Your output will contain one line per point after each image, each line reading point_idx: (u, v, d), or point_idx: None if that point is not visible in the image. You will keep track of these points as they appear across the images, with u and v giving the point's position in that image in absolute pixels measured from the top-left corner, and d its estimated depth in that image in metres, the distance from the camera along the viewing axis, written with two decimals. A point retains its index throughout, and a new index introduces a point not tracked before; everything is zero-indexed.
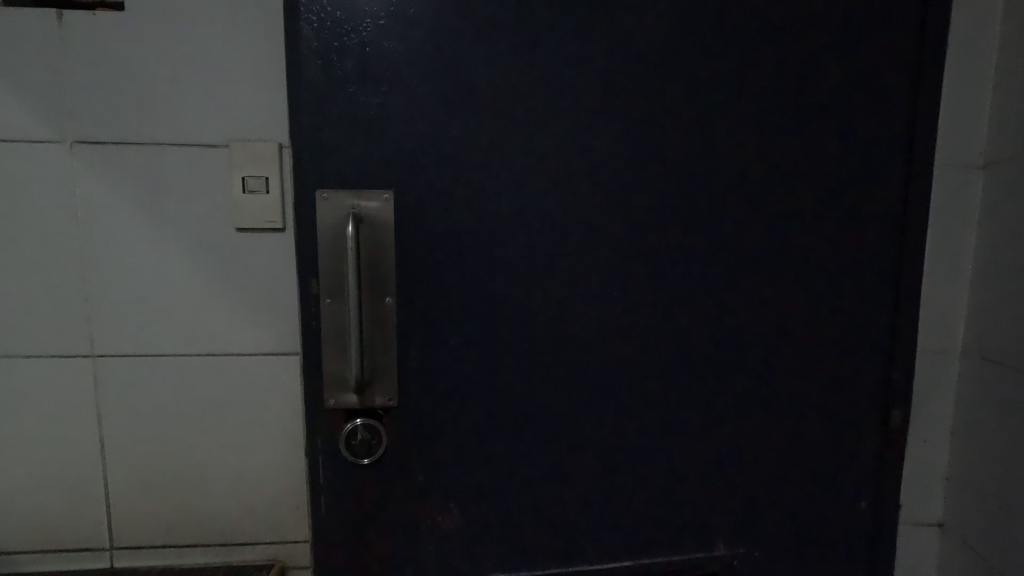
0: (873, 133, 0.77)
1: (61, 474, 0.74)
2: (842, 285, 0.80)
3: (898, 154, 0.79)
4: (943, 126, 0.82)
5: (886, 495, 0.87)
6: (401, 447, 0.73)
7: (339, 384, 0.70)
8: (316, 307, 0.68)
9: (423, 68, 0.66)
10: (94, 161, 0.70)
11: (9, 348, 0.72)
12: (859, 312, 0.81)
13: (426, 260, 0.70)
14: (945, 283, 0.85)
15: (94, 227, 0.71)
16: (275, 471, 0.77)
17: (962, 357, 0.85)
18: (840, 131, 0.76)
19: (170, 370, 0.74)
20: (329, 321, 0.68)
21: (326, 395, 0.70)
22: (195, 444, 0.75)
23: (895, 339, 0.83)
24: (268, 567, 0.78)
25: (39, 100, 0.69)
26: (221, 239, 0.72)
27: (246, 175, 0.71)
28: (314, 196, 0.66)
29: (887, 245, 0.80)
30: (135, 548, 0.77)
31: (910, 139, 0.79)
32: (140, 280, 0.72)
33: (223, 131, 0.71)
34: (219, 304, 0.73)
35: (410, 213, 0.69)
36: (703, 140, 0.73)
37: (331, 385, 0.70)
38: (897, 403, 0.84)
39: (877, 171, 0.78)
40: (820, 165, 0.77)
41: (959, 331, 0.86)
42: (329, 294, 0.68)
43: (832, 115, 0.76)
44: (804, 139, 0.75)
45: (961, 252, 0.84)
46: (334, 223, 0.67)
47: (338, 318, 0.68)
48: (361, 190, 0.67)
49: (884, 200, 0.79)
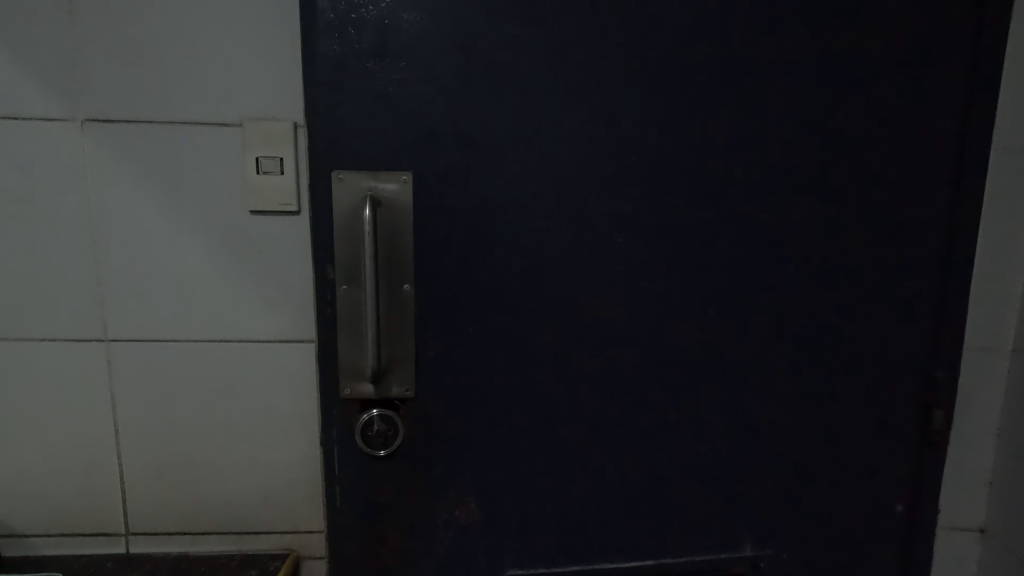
0: (925, 115, 0.72)
1: (77, 459, 0.74)
2: (886, 278, 0.75)
3: (951, 137, 0.73)
4: (1004, 107, 0.76)
5: (925, 500, 0.83)
6: (418, 439, 0.71)
7: (354, 373, 0.68)
8: (332, 293, 0.65)
9: (443, 42, 0.62)
10: (105, 140, 0.68)
11: (24, 332, 0.71)
12: (904, 307, 0.76)
13: (447, 245, 0.67)
14: (999, 276, 0.79)
15: (106, 208, 0.69)
16: (290, 459, 0.76)
17: (1013, 355, 0.80)
18: (890, 111, 0.71)
19: (184, 357, 0.72)
20: (345, 308, 0.66)
21: (342, 384, 0.68)
22: (210, 432, 0.74)
23: (941, 335, 0.78)
24: (283, 556, 0.76)
25: (50, 78, 0.67)
26: (235, 222, 0.70)
27: (260, 155, 0.68)
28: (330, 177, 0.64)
29: (936, 236, 0.75)
30: (150, 534, 0.76)
31: (965, 121, 0.73)
32: (153, 264, 0.70)
33: (236, 109, 0.68)
34: (232, 289, 0.71)
35: (432, 195, 0.65)
36: (741, 121, 0.68)
37: (347, 375, 0.67)
38: (941, 403, 0.80)
39: (929, 156, 0.73)
40: (869, 149, 0.71)
41: (1012, 328, 0.80)
42: (344, 280, 0.65)
43: (882, 94, 0.70)
44: (850, 121, 0.70)
45: (1016, 244, 0.78)
46: (349, 207, 0.64)
47: (354, 304, 0.66)
48: (379, 171, 0.64)
49: (936, 187, 0.74)
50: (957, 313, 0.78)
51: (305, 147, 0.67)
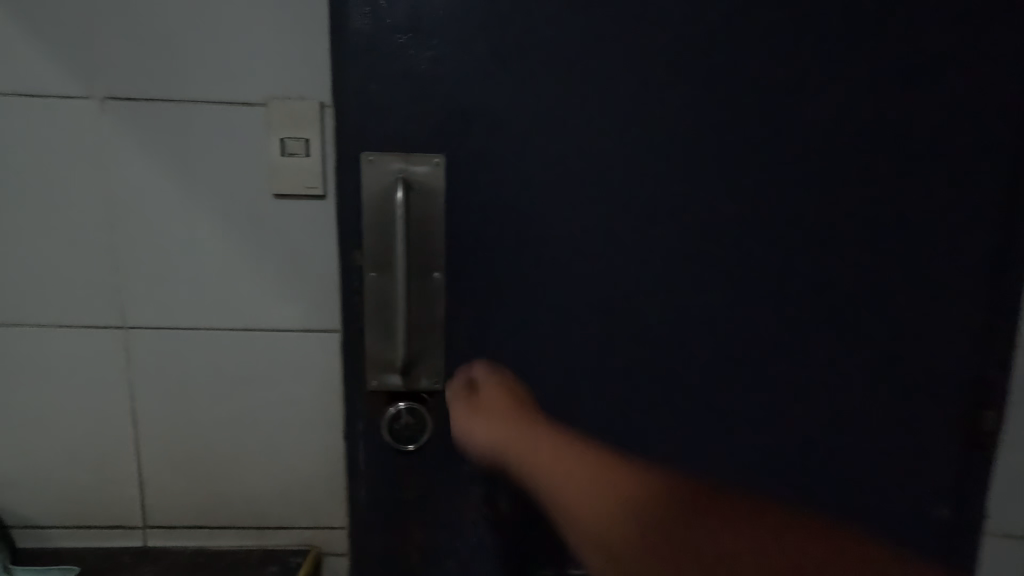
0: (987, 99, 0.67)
1: (94, 449, 0.72)
2: (938, 272, 0.71)
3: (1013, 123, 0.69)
4: None
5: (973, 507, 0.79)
6: (445, 434, 0.68)
7: (381, 364, 0.65)
8: (360, 280, 0.63)
9: (478, 17, 0.59)
10: (125, 119, 0.65)
11: (41, 318, 0.69)
12: (956, 303, 0.72)
13: (480, 231, 0.64)
14: None
15: (126, 191, 0.67)
16: (312, 453, 0.73)
17: None
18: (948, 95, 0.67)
19: (205, 346, 0.70)
20: (373, 296, 0.63)
21: (369, 376, 0.65)
22: (231, 424, 0.72)
23: (994, 333, 0.74)
24: (304, 552, 0.74)
25: (68, 53, 0.64)
26: (258, 206, 0.67)
27: (285, 136, 0.65)
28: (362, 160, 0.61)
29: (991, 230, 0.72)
30: (168, 528, 0.74)
31: None
32: (174, 249, 0.68)
33: (260, 88, 0.65)
34: (255, 277, 0.69)
35: (465, 181, 0.62)
36: (789, 105, 0.65)
37: (373, 366, 0.65)
38: (991, 405, 0.76)
39: (988, 143, 0.69)
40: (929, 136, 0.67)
41: None
42: (373, 267, 0.62)
43: (940, 77, 0.66)
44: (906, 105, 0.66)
45: None
46: (379, 190, 0.61)
47: (382, 292, 0.63)
48: (410, 153, 0.61)
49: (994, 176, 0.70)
50: (1012, 310, 0.74)
51: (332, 128, 0.64)
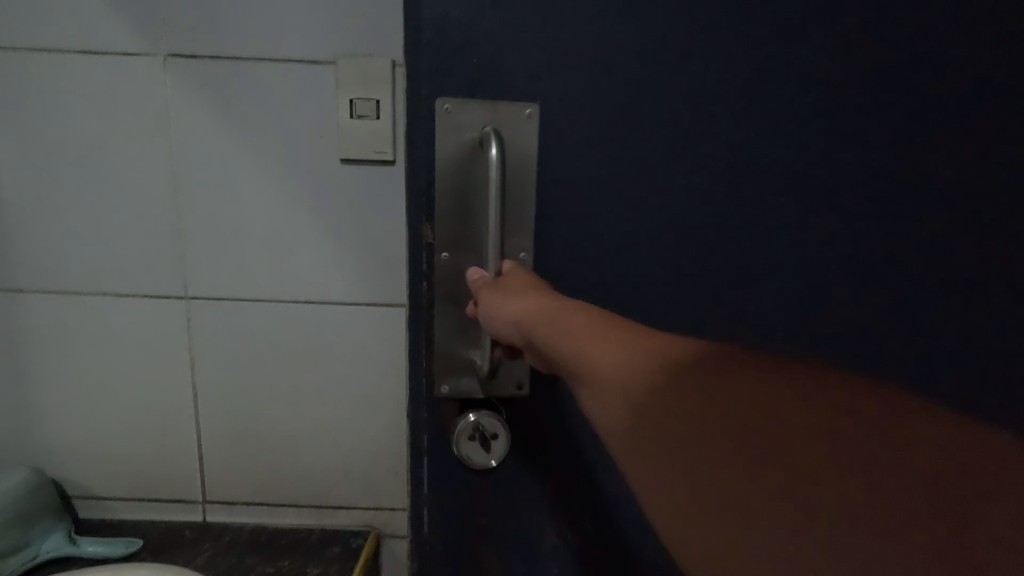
0: None
1: (155, 421, 0.70)
2: None
3: None
4: None
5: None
6: (526, 450, 0.56)
7: (454, 364, 0.54)
8: (432, 262, 0.52)
9: None
10: (188, 78, 0.62)
11: (103, 286, 0.67)
12: None
13: (578, 204, 0.51)
14: None
15: (189, 155, 0.64)
16: (375, 432, 0.70)
17: None
18: None
19: (268, 318, 0.67)
20: (447, 281, 0.52)
21: (438, 380, 0.55)
22: (293, 400, 0.69)
23: None
24: (364, 533, 0.72)
25: (131, 8, 0.61)
26: (324, 172, 0.64)
27: (354, 96, 0.61)
28: (440, 122, 0.49)
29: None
30: (228, 503, 0.72)
31: None
32: (238, 218, 0.65)
33: (329, 44, 0.61)
34: (320, 247, 0.65)
35: (573, 133, 0.50)
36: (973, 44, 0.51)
37: (444, 365, 0.54)
38: None
39: None
40: None
41: None
42: (448, 246, 0.51)
43: None
44: None
45: None
46: (460, 154, 0.50)
47: (457, 277, 0.52)
48: (497, 101, 0.49)
49: None
50: None
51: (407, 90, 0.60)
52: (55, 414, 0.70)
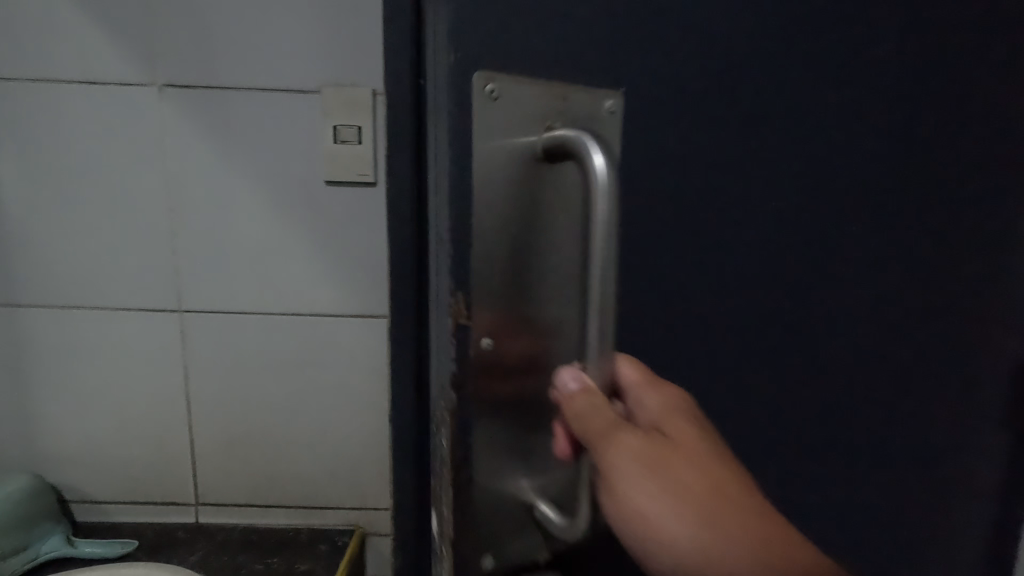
0: None
1: (150, 428, 0.74)
2: None
3: None
4: None
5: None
6: None
7: (498, 504, 0.35)
8: (463, 355, 0.32)
9: None
10: (182, 106, 0.66)
11: (100, 299, 0.71)
12: None
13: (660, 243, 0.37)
14: None
15: (182, 177, 0.68)
16: (360, 436, 0.75)
17: None
18: None
19: (257, 329, 0.71)
20: (489, 383, 0.33)
21: (476, 541, 0.34)
22: (282, 406, 0.73)
23: None
24: (349, 532, 0.76)
25: (129, 41, 0.65)
26: (310, 193, 0.68)
27: (337, 123, 0.66)
28: (495, 143, 0.31)
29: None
30: (220, 504, 0.76)
31: None
32: (228, 236, 0.69)
33: (314, 75, 0.66)
34: (306, 263, 0.70)
35: (652, 142, 0.36)
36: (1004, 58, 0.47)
37: (481, 512, 0.34)
38: None
39: None
40: None
41: None
42: (489, 328, 0.32)
43: None
44: None
45: None
46: (513, 178, 0.32)
47: (505, 372, 0.34)
48: (568, 91, 0.33)
49: None
50: None
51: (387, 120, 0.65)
52: (54, 420, 0.73)
